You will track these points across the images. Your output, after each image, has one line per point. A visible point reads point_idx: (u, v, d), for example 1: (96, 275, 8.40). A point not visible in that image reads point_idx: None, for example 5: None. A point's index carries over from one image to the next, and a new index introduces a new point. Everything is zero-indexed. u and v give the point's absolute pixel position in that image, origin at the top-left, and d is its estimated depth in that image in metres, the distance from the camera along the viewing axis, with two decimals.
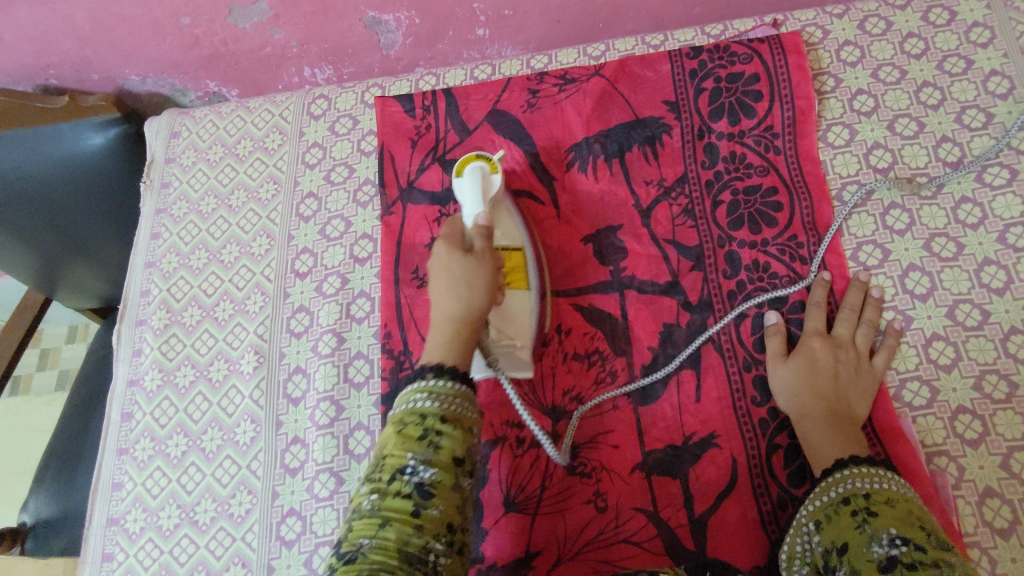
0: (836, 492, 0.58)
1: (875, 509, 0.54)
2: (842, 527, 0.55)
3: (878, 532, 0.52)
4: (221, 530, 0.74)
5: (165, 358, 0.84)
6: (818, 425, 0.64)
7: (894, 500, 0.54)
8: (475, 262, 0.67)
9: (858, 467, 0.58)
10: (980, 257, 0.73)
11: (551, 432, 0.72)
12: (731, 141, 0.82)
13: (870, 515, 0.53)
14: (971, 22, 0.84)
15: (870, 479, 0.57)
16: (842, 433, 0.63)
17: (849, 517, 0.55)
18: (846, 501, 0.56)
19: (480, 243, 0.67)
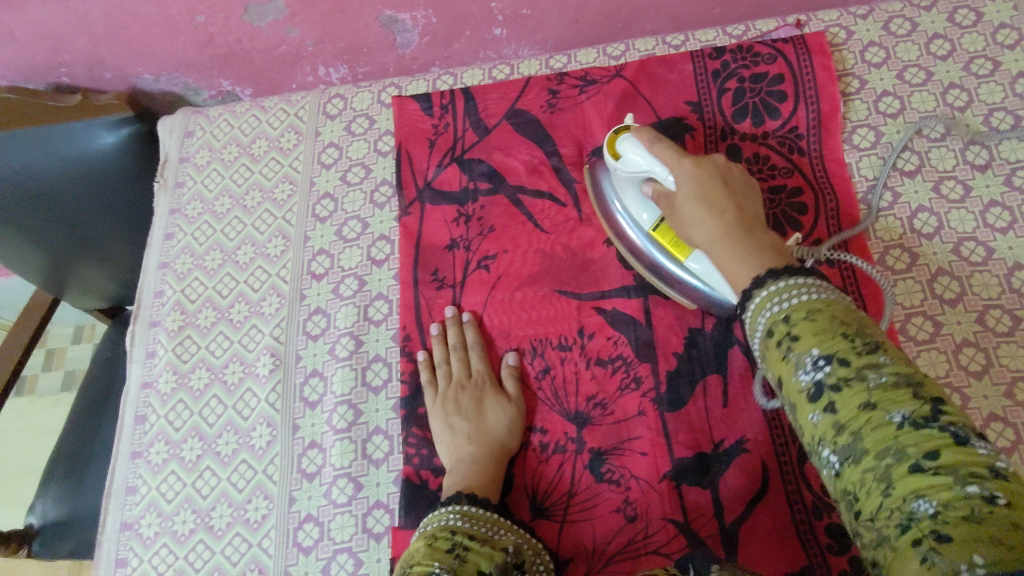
0: (756, 361, 0.50)
1: (793, 331, 0.46)
2: (777, 376, 0.47)
3: (802, 357, 0.44)
4: (237, 535, 0.73)
5: (179, 360, 0.83)
6: (729, 239, 0.56)
7: (815, 310, 0.46)
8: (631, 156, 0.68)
9: (786, 281, 0.49)
10: (1010, 262, 0.72)
11: (577, 440, 0.71)
12: (755, 143, 0.80)
13: (792, 339, 0.46)
14: (997, 24, 0.83)
15: (801, 292, 0.47)
16: (765, 259, 0.53)
17: (776, 342, 0.47)
18: (769, 329, 0.48)
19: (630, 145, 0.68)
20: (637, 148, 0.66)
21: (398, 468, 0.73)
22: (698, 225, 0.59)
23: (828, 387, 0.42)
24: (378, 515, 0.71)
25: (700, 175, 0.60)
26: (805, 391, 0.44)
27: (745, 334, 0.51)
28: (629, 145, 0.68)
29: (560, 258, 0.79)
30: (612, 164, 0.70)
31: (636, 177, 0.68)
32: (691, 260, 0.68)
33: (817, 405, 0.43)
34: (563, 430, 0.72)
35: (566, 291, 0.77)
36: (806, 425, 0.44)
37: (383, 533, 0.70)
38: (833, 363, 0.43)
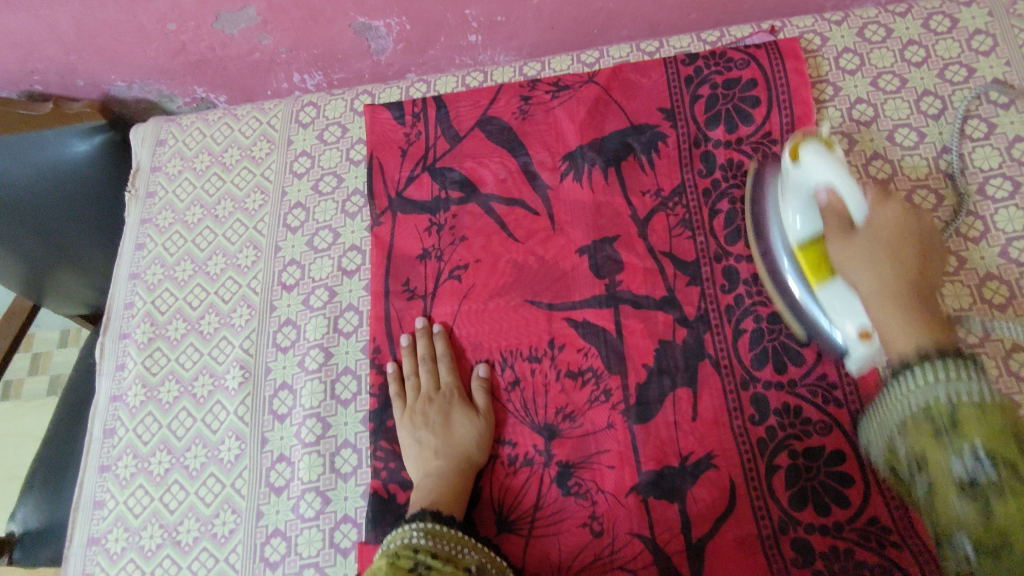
0: (893, 428, 0.51)
1: (956, 418, 0.46)
2: (920, 450, 0.48)
3: (959, 447, 0.45)
4: (204, 550, 0.72)
5: (148, 372, 0.83)
6: None
7: (982, 409, 0.46)
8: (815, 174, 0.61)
9: (936, 366, 0.50)
10: (981, 272, 0.71)
11: (544, 452, 0.70)
12: (729, 149, 0.80)
13: (953, 428, 0.46)
14: (972, 30, 0.82)
15: (960, 383, 0.48)
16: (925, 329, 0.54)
17: (929, 424, 0.48)
18: (924, 410, 0.48)
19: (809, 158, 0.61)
20: (826, 161, 0.59)
21: (366, 482, 0.72)
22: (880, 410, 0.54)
23: (986, 484, 0.44)
24: (346, 529, 0.70)
25: None
26: (954, 479, 0.45)
27: (890, 405, 0.52)
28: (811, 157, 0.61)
29: (532, 268, 0.79)
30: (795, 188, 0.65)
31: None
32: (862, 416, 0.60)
33: (962, 492, 0.45)
34: (530, 442, 0.71)
35: (537, 300, 0.77)
36: (945, 510, 0.45)
37: (350, 548, 0.69)
38: (993, 463, 0.44)
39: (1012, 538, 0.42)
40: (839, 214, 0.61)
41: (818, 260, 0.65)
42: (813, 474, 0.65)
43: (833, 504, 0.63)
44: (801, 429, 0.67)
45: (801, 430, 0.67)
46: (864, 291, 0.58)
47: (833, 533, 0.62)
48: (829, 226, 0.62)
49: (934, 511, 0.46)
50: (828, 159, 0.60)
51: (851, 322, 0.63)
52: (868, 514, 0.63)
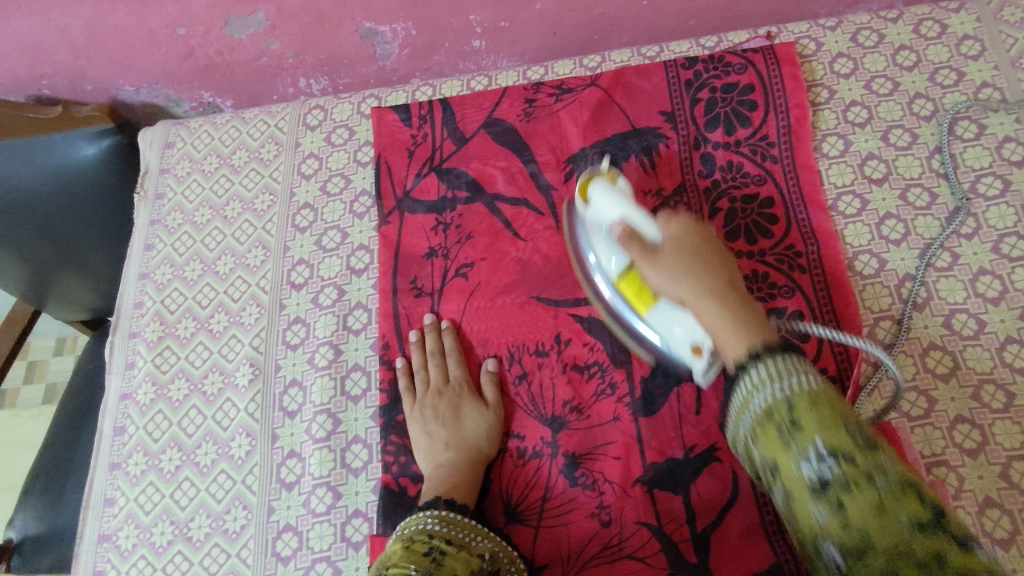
0: (745, 435, 0.51)
1: (796, 419, 0.47)
2: (773, 457, 0.47)
3: (805, 448, 0.45)
4: (216, 546, 0.73)
5: (158, 371, 0.83)
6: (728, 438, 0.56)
7: (814, 403, 0.47)
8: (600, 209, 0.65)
9: (770, 364, 0.50)
10: (975, 267, 0.73)
11: (552, 444, 0.72)
12: (728, 151, 0.82)
13: (795, 428, 0.46)
14: (961, 35, 0.85)
15: (792, 381, 0.49)
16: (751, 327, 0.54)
17: (774, 427, 0.48)
18: (766, 411, 0.49)
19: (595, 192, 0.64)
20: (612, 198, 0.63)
21: (376, 476, 0.73)
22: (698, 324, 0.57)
23: (835, 484, 0.43)
24: (357, 523, 0.71)
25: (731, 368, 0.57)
26: (806, 483, 0.45)
27: (738, 412, 0.52)
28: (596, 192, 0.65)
29: (537, 266, 0.80)
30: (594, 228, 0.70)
31: None
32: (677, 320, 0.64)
33: (817, 495, 0.44)
34: (537, 435, 0.73)
35: (543, 297, 0.78)
36: (806, 517, 0.45)
37: (362, 541, 0.70)
38: (837, 458, 0.44)
39: (869, 538, 0.41)
40: (636, 241, 0.61)
41: (637, 288, 0.67)
42: None
43: None
44: None
45: None
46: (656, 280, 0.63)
47: None
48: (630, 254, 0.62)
49: (795, 518, 0.46)
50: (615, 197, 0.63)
51: (682, 331, 0.64)
52: None
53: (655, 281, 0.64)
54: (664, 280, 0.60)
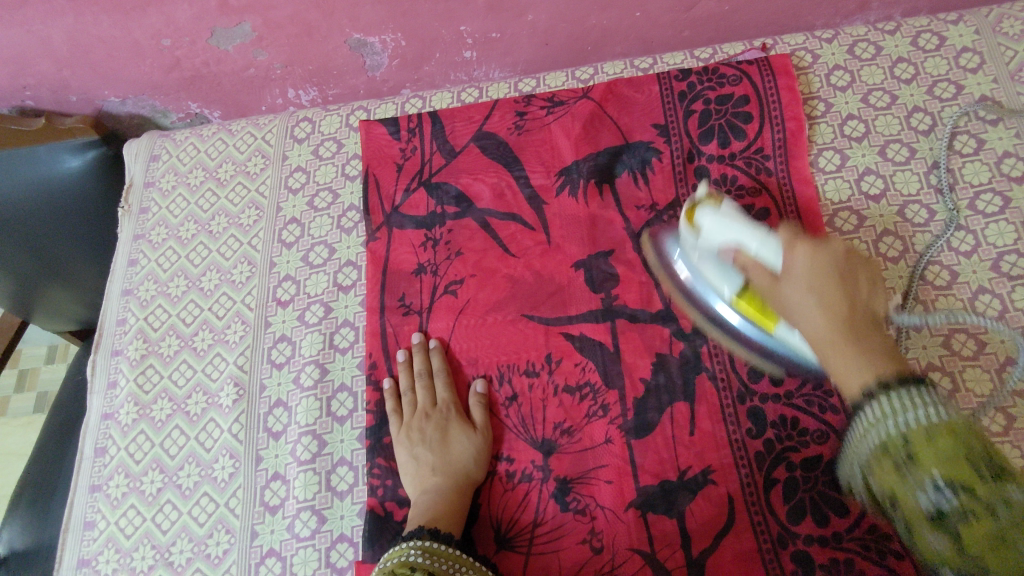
0: (857, 464, 0.49)
1: (913, 450, 0.44)
2: (886, 488, 0.45)
3: (921, 480, 0.43)
4: (197, 571, 0.71)
5: (140, 390, 0.82)
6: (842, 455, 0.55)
7: (932, 432, 0.44)
8: (719, 231, 0.64)
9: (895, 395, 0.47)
10: (974, 286, 0.72)
11: (542, 468, 0.70)
12: (722, 164, 0.80)
13: (911, 457, 0.44)
14: (960, 48, 0.84)
15: (915, 408, 0.45)
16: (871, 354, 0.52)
17: (889, 460, 0.45)
18: (881, 444, 0.46)
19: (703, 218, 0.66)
20: (721, 221, 0.64)
21: (362, 500, 0.72)
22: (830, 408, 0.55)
23: (954, 517, 0.41)
24: (342, 549, 0.70)
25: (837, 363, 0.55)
26: (922, 516, 0.42)
27: (854, 443, 0.49)
28: (704, 218, 0.66)
29: (528, 283, 0.79)
30: (692, 240, 0.69)
31: None
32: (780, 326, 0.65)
33: (936, 528, 0.42)
34: (527, 459, 0.71)
35: (534, 315, 0.77)
36: (924, 549, 0.43)
37: (346, 568, 0.69)
38: (958, 491, 0.41)
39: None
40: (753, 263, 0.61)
41: (759, 307, 0.66)
42: (811, 484, 0.65)
43: (833, 513, 0.63)
44: (799, 440, 0.67)
45: (798, 441, 0.67)
46: (748, 218, 0.63)
47: (832, 543, 0.62)
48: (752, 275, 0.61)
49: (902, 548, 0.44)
50: (727, 220, 0.64)
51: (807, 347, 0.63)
52: (867, 522, 0.62)
53: (735, 211, 0.65)
54: None
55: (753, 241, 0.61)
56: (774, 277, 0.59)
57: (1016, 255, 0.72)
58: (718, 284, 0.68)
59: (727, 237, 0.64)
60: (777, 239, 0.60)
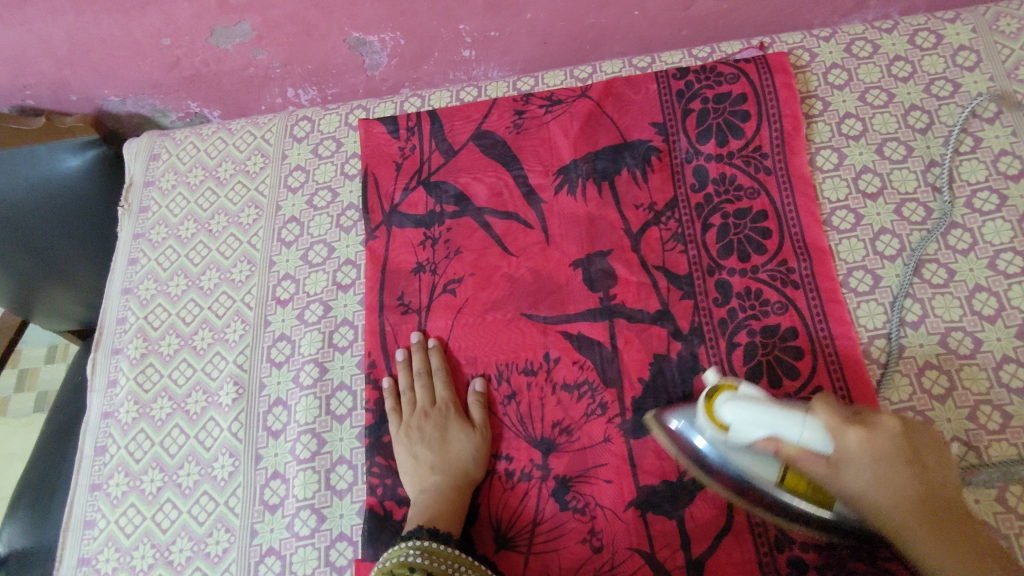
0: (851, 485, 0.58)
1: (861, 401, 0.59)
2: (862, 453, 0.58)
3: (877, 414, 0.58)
4: (197, 570, 0.71)
5: (140, 389, 0.82)
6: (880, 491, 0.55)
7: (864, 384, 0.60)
8: (742, 428, 0.58)
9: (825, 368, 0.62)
10: (972, 284, 0.72)
11: (541, 467, 0.70)
12: (720, 162, 0.80)
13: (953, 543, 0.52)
14: (957, 46, 0.84)
15: None
16: (889, 472, 0.55)
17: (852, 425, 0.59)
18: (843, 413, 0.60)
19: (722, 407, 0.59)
20: (752, 409, 0.57)
21: (361, 498, 0.72)
22: (864, 479, 0.55)
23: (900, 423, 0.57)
24: (341, 547, 0.70)
25: (873, 438, 0.55)
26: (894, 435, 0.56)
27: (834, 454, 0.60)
28: (727, 410, 0.59)
29: (526, 281, 0.79)
30: (717, 435, 0.61)
31: (746, 439, 0.58)
32: (835, 504, 0.59)
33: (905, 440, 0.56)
34: (526, 459, 0.71)
35: (532, 314, 0.77)
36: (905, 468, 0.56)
37: (346, 566, 0.69)
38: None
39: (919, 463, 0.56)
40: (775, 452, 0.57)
41: (798, 477, 0.59)
42: None
43: None
44: None
45: None
46: (773, 405, 0.57)
47: (830, 544, 0.62)
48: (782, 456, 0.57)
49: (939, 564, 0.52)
50: (756, 407, 0.57)
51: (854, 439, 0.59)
52: None
53: (757, 396, 0.58)
54: (805, 430, 0.55)
55: (792, 433, 0.56)
56: (828, 461, 0.56)
57: (1013, 253, 0.72)
58: (753, 467, 0.60)
59: (759, 430, 0.57)
60: (803, 407, 0.57)
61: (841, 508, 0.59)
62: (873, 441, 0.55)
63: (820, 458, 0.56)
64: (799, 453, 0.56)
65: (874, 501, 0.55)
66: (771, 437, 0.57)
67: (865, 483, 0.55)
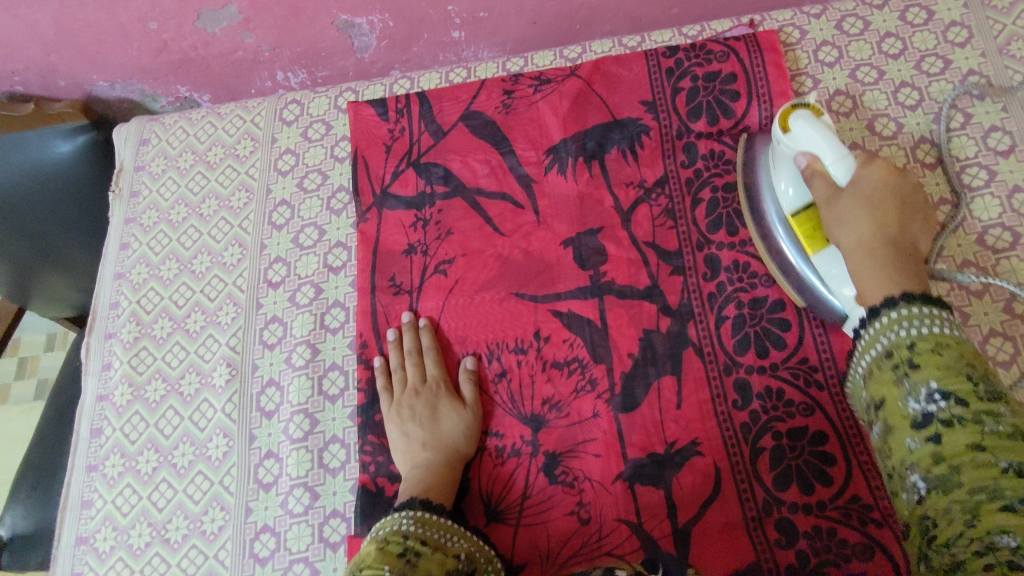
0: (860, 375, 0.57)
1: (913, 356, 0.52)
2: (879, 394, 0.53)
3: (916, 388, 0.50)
4: (193, 547, 0.72)
5: (134, 372, 0.82)
6: (869, 262, 0.59)
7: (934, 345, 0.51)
8: (808, 140, 0.65)
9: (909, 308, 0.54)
10: (959, 259, 0.72)
11: (531, 442, 0.71)
12: (709, 141, 0.81)
13: (911, 367, 0.51)
14: (948, 21, 0.84)
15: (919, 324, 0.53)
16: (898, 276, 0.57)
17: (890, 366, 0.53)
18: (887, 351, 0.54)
19: (799, 121, 0.66)
20: (812, 126, 0.65)
21: (354, 476, 0.73)
22: (849, 223, 0.62)
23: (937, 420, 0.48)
24: (335, 524, 0.71)
25: (877, 177, 0.63)
26: (910, 419, 0.50)
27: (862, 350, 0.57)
28: (799, 123, 0.66)
29: (516, 261, 0.79)
30: (779, 139, 0.69)
31: (800, 151, 0.66)
32: (824, 251, 0.67)
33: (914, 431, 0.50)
34: (516, 434, 0.72)
35: (522, 293, 0.77)
36: (899, 449, 0.50)
37: (340, 542, 0.70)
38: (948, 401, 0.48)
39: (961, 476, 0.45)
40: (820, 175, 0.65)
41: (812, 228, 0.68)
42: (797, 453, 0.66)
43: (816, 482, 0.65)
44: (784, 411, 0.68)
45: (784, 412, 0.68)
46: (832, 133, 0.65)
47: (815, 511, 0.64)
48: (813, 189, 0.66)
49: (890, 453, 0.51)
50: (818, 129, 0.65)
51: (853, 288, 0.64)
52: (850, 492, 0.64)
53: (831, 128, 0.66)
54: (839, 160, 0.63)
55: (830, 156, 0.64)
56: (836, 190, 0.64)
57: (1001, 228, 0.73)
58: (783, 189, 0.70)
59: (814, 143, 0.64)
60: (856, 161, 0.64)
61: (828, 258, 0.66)
62: (876, 182, 0.63)
63: (830, 186, 0.64)
64: (821, 177, 0.65)
65: (850, 260, 0.61)
66: (811, 157, 0.65)
67: (869, 266, 0.59)
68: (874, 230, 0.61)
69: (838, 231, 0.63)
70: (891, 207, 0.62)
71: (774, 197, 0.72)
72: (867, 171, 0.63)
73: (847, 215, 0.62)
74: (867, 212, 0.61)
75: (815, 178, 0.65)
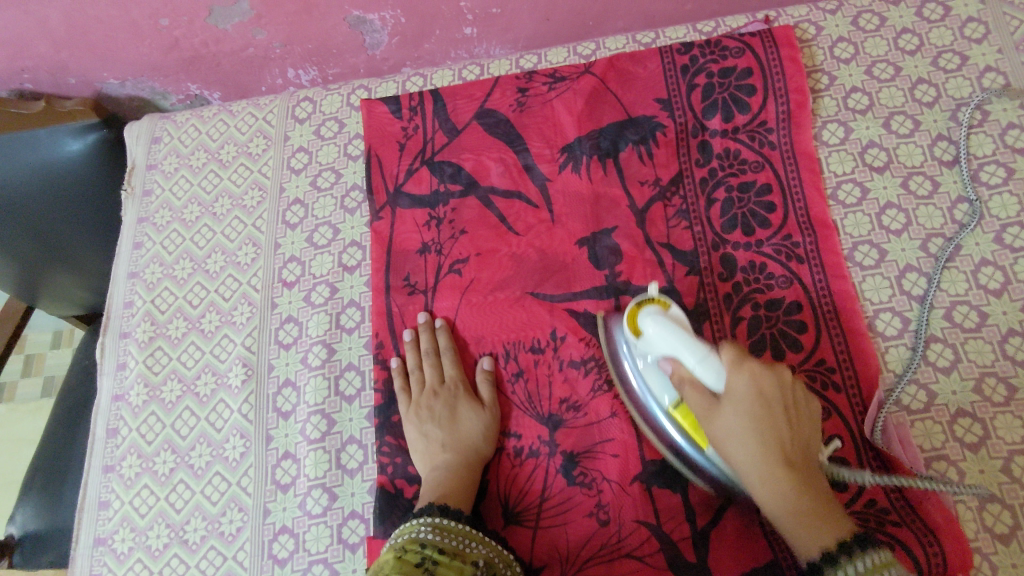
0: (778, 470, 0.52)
1: None
2: None
3: None
4: (212, 548, 0.72)
5: (150, 371, 0.82)
6: (749, 447, 0.55)
7: None
8: (656, 345, 0.61)
9: None
10: (978, 259, 0.72)
11: (549, 443, 0.71)
12: (725, 137, 0.80)
13: None
14: (965, 17, 0.83)
15: None
16: (773, 449, 0.55)
17: None
18: None
19: (651, 324, 0.62)
20: (664, 330, 0.60)
21: (372, 477, 0.73)
22: (739, 444, 0.56)
23: None
24: (353, 525, 0.71)
25: (757, 378, 0.56)
26: None
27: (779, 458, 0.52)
28: (648, 326, 0.62)
29: (532, 260, 0.79)
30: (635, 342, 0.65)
31: (658, 354, 0.62)
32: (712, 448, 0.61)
33: None
34: (534, 435, 0.72)
35: (538, 292, 0.77)
36: None
37: (358, 544, 0.70)
38: None
39: None
40: (687, 383, 0.59)
41: (694, 420, 0.62)
42: None
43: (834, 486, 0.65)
44: None
45: None
46: (688, 331, 0.59)
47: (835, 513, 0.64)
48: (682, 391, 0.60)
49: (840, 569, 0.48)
50: (668, 329, 0.60)
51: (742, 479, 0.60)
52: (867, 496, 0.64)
53: (682, 322, 0.62)
54: (701, 362, 0.57)
55: (690, 359, 0.58)
56: (713, 398, 0.58)
57: (1019, 228, 0.72)
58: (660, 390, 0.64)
59: (664, 349, 0.60)
60: (719, 356, 0.57)
61: (715, 454, 0.61)
62: (748, 381, 0.56)
63: (706, 395, 0.58)
64: (692, 388, 0.59)
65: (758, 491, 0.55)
66: (671, 358, 0.60)
67: (740, 434, 0.55)
68: (752, 415, 0.55)
69: (726, 447, 0.57)
70: (777, 419, 0.56)
71: (643, 381, 0.66)
72: (736, 376, 0.56)
73: (728, 395, 0.56)
74: (741, 378, 0.56)
75: (685, 381, 0.60)
